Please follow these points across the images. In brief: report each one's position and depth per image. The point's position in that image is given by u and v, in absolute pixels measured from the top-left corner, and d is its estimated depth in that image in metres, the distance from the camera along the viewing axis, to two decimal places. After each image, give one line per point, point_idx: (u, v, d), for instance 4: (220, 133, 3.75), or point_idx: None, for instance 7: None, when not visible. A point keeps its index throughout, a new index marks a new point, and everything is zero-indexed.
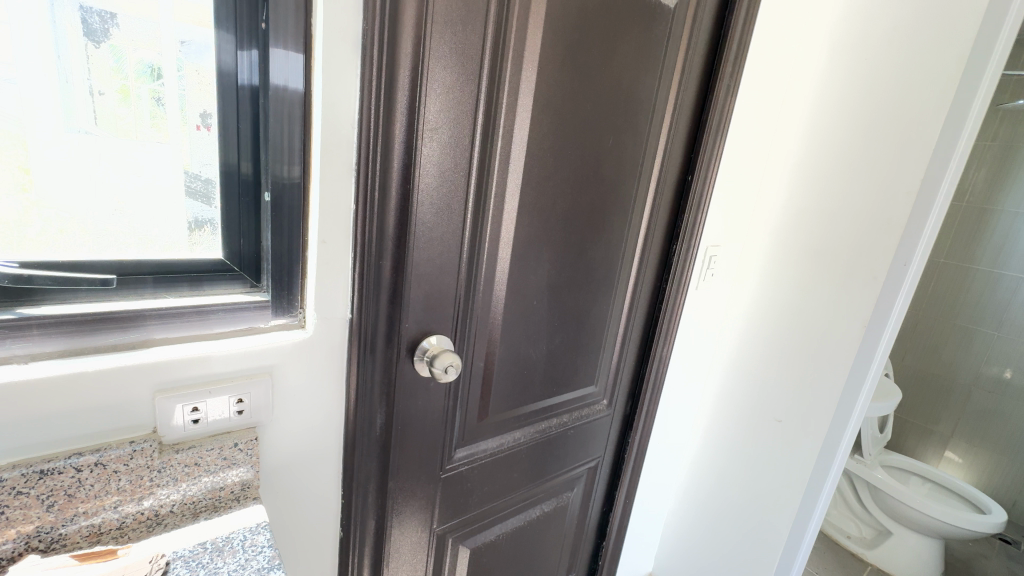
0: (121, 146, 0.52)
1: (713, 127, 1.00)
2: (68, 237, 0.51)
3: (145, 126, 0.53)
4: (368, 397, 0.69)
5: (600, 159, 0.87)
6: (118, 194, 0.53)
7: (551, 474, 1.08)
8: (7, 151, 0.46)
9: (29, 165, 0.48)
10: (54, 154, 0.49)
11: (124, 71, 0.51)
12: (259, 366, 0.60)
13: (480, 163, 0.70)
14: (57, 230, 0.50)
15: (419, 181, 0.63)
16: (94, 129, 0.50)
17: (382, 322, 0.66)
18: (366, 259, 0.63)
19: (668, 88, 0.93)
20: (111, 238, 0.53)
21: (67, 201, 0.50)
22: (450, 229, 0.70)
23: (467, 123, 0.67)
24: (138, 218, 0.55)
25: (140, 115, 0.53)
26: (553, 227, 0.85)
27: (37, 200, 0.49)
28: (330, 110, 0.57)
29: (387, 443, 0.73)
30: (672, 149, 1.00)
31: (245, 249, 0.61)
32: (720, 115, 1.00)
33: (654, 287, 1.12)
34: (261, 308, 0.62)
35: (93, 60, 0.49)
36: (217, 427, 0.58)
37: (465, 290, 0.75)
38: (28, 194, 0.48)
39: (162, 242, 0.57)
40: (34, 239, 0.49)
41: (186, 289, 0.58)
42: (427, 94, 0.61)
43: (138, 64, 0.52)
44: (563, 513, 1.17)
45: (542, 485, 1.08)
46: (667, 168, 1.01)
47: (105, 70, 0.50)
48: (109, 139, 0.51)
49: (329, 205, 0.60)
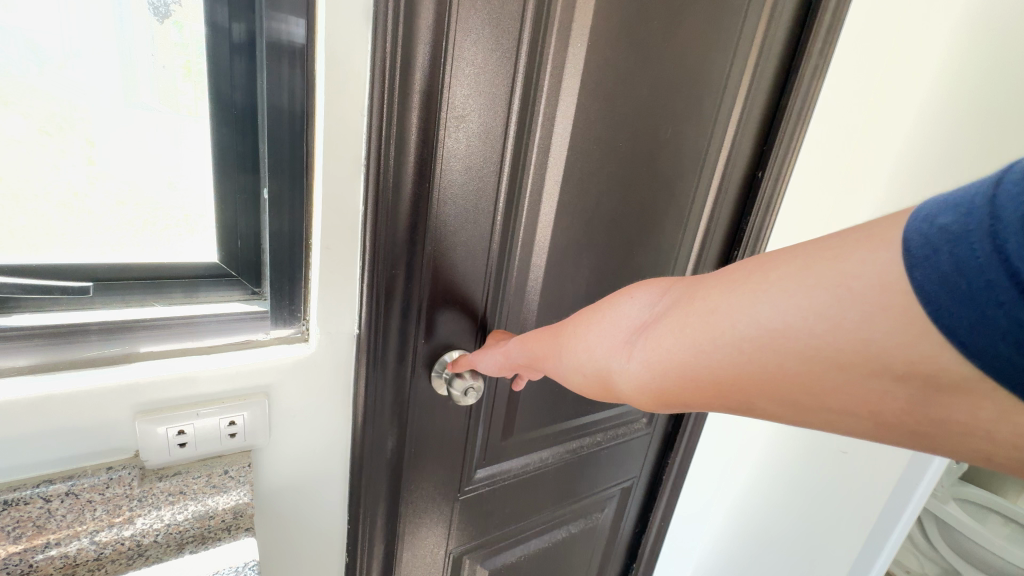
0: (181, 124, 0.48)
1: (795, 114, 0.85)
2: (125, 210, 0.48)
3: (205, 102, 0.48)
4: (378, 418, 0.61)
5: (655, 152, 0.74)
6: (172, 173, 0.49)
7: (580, 494, 0.99)
8: (75, 122, 0.43)
9: (94, 138, 0.44)
10: (116, 128, 0.45)
11: (188, 48, 0.46)
12: (254, 384, 0.54)
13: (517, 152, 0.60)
14: (116, 203, 0.47)
15: (439, 179, 0.54)
16: (159, 105, 0.46)
17: (394, 337, 0.58)
18: (376, 268, 0.54)
19: (742, 68, 0.79)
20: (162, 217, 0.50)
21: (127, 175, 0.47)
22: (476, 233, 0.60)
23: (501, 107, 0.56)
24: (190, 198, 0.51)
25: (201, 91, 0.48)
26: (596, 231, 0.73)
27: (100, 173, 0.45)
28: (337, 90, 0.48)
29: (399, 465, 0.66)
30: (744, 140, 0.86)
31: (244, 251, 0.54)
32: (807, 98, 0.84)
33: None
34: (259, 319, 0.55)
35: (159, 37, 0.45)
36: (206, 452, 0.52)
37: (491, 300, 0.66)
38: (94, 167, 0.45)
39: (213, 223, 0.53)
40: (93, 212, 0.46)
41: (179, 296, 0.52)
42: (449, 71, 0.50)
43: (198, 38, 0.46)
44: (591, 534, 1.08)
45: (570, 505, 0.99)
46: (738, 159, 0.87)
47: (169, 45, 0.45)
48: (169, 116, 0.47)
49: (334, 205, 0.52)
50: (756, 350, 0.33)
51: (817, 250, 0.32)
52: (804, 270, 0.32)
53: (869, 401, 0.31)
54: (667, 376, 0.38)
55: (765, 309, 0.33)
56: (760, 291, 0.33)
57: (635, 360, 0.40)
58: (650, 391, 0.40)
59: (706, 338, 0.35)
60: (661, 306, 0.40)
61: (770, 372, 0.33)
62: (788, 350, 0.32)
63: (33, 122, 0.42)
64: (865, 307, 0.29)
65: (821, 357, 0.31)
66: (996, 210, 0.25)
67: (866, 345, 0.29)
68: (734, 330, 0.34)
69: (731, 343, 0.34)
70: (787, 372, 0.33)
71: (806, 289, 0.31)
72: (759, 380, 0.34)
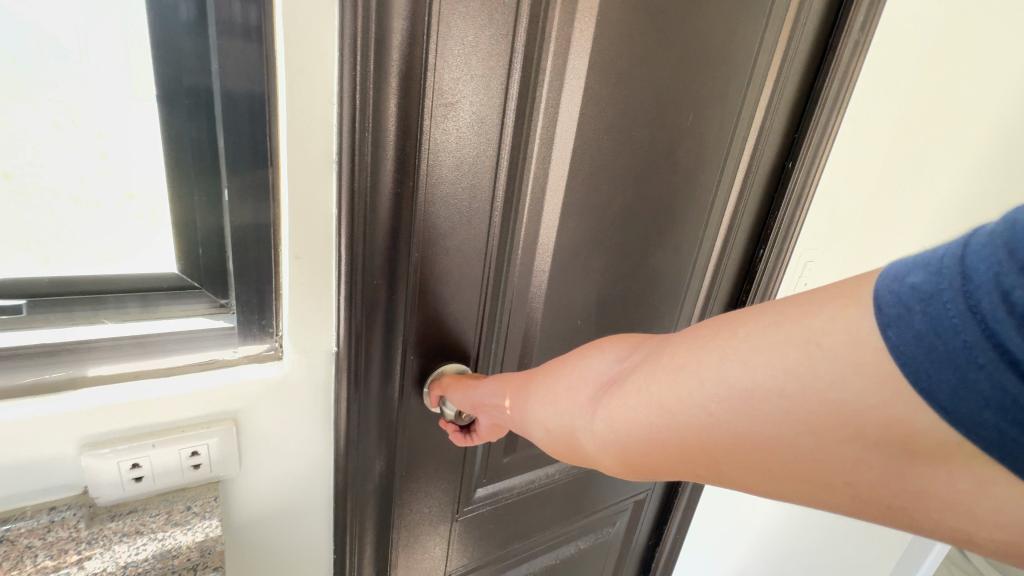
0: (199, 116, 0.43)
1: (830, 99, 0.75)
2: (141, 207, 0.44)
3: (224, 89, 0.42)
4: (363, 443, 0.55)
5: (675, 142, 0.66)
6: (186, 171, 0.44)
7: (589, 509, 0.93)
8: (87, 114, 0.39)
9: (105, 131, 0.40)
10: (127, 121, 0.41)
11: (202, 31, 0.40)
12: (220, 410, 0.48)
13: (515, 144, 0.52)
14: (131, 202, 0.43)
15: (423, 177, 0.47)
16: (169, 96, 0.41)
17: (377, 355, 0.52)
18: (353, 279, 0.48)
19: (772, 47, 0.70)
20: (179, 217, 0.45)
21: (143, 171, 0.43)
22: (469, 237, 0.53)
23: (496, 92, 0.49)
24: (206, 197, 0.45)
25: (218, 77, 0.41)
26: (608, 231, 0.66)
27: (115, 169, 0.41)
28: (300, 75, 0.41)
29: (389, 490, 0.60)
30: (773, 129, 0.77)
31: (206, 259, 0.48)
32: (845, 80, 0.75)
33: (730, 298, 0.91)
34: (225, 335, 0.49)
35: (144, 17, 0.39)
36: (167, 485, 0.47)
37: (487, 311, 0.59)
38: (107, 162, 0.41)
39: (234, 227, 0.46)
40: (108, 212, 0.42)
41: (135, 310, 0.46)
42: (432, 53, 0.43)
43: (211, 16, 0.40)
44: (601, 550, 1.02)
45: (579, 521, 0.93)
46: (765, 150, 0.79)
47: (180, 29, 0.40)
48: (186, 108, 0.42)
49: (302, 208, 0.45)
50: (729, 414, 0.27)
51: (790, 304, 0.27)
52: (770, 328, 0.27)
53: (849, 475, 0.25)
54: (632, 442, 0.32)
55: (735, 370, 0.27)
56: (729, 351, 0.28)
57: (599, 421, 0.34)
58: (616, 455, 0.33)
59: (671, 401, 0.30)
60: (627, 365, 0.35)
61: (745, 440, 0.27)
62: (764, 415, 0.26)
63: (46, 115, 0.38)
64: (838, 366, 0.24)
65: (797, 421, 0.26)
66: (968, 270, 0.21)
67: (840, 409, 0.24)
68: (701, 393, 0.28)
69: (700, 408, 0.28)
70: (759, 441, 0.27)
71: (773, 346, 0.26)
72: (730, 450, 0.28)
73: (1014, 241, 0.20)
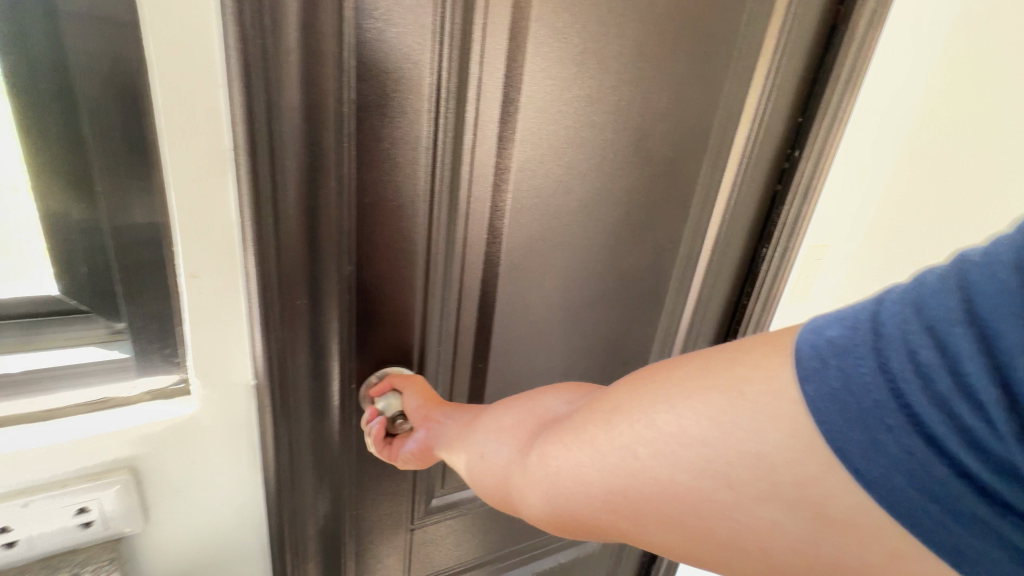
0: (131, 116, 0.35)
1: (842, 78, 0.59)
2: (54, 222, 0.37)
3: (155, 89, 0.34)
4: (296, 484, 0.48)
5: (671, 127, 0.56)
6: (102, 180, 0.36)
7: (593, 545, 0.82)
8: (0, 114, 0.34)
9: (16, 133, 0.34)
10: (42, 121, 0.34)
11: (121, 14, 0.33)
12: (114, 458, 0.40)
13: (463, 135, 0.44)
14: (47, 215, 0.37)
15: (338, 172, 0.39)
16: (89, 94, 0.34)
17: (302, 380, 0.44)
18: (264, 296, 0.40)
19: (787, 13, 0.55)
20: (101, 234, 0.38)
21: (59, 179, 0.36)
22: (404, 240, 0.45)
23: (428, 71, 0.41)
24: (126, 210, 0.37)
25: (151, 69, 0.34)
26: (580, 234, 0.55)
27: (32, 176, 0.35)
28: (173, 52, 0.33)
29: (335, 532, 0.52)
30: (776, 116, 0.60)
31: (85, 271, 0.39)
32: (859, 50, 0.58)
33: None
34: (121, 367, 0.41)
35: None
36: (52, 550, 0.39)
37: (437, 325, 0.52)
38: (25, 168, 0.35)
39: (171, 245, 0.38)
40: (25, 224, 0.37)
41: (14, 340, 0.39)
42: (339, 21, 0.35)
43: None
44: None
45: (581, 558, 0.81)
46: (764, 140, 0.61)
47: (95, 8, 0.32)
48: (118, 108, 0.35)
49: (194, 213, 0.37)
50: (654, 458, 0.26)
51: (726, 359, 0.26)
52: (699, 371, 0.26)
53: (763, 539, 0.24)
54: (561, 486, 0.29)
55: (664, 414, 0.26)
56: (656, 391, 0.27)
57: (537, 464, 0.32)
58: (540, 501, 0.31)
59: (601, 441, 0.28)
60: (571, 409, 0.34)
61: (662, 484, 0.25)
62: (686, 464, 0.25)
63: None
64: (764, 416, 0.23)
65: (713, 473, 0.24)
66: (879, 327, 0.21)
67: (760, 460, 0.23)
68: (633, 432, 0.27)
69: (626, 449, 0.27)
70: (676, 489, 0.25)
71: (704, 392, 0.25)
72: (653, 505, 0.26)
73: (1020, 266, 0.18)
